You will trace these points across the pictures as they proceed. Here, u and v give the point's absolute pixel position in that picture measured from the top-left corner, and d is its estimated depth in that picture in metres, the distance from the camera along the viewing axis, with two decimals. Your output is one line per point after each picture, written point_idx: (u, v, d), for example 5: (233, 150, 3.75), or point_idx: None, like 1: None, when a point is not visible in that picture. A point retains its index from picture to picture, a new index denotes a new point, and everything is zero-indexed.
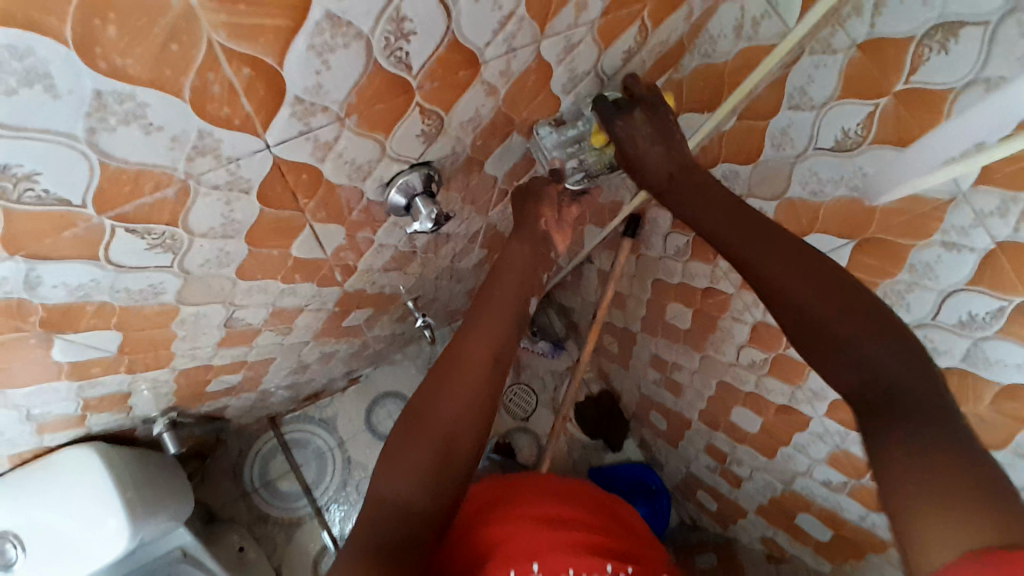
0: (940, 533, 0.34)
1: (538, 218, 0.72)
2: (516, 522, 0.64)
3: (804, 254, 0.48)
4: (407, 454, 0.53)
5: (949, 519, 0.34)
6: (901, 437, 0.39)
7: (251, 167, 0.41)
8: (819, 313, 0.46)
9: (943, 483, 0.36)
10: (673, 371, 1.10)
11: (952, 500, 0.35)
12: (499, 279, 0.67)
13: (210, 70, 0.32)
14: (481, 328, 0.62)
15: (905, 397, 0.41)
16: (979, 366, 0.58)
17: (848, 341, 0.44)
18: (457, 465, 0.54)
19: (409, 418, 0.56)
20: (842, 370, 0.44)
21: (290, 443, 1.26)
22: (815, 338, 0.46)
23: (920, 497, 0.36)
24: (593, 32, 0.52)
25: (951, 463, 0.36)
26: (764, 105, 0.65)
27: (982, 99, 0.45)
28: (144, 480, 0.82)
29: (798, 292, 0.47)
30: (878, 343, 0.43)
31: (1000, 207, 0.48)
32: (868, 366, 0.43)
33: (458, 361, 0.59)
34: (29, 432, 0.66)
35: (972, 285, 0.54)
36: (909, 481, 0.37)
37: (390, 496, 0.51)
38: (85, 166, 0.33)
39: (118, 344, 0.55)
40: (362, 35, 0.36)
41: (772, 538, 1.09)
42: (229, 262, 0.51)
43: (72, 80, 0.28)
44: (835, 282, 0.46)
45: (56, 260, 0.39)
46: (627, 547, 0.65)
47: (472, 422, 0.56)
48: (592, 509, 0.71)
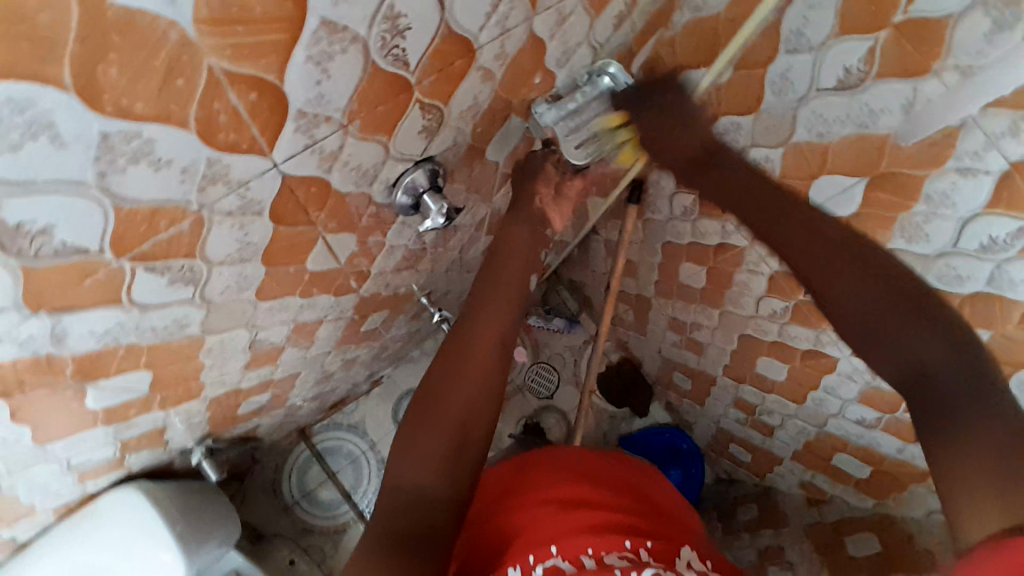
0: (980, 511, 0.37)
1: (533, 197, 0.70)
2: (538, 506, 0.64)
3: (829, 241, 0.51)
4: (420, 442, 0.55)
5: (982, 499, 0.38)
6: (961, 419, 0.42)
7: (261, 188, 0.40)
8: (848, 301, 0.49)
9: (981, 471, 0.39)
10: (693, 331, 1.10)
11: (988, 485, 0.38)
12: (500, 268, 0.68)
13: (215, 98, 0.31)
14: (485, 315, 0.64)
15: (941, 384, 0.44)
16: (1004, 289, 0.60)
17: (880, 329, 0.47)
18: (469, 454, 0.56)
19: (423, 403, 0.58)
20: (884, 356, 0.48)
21: (323, 452, 1.27)
22: (849, 323, 0.49)
23: (962, 472, 0.40)
24: (584, 2, 0.51)
25: (987, 442, 0.39)
26: (760, 53, 0.63)
27: (981, 23, 0.45)
28: (191, 509, 0.83)
29: (842, 286, 0.49)
30: (923, 330, 0.45)
31: (1010, 127, 0.49)
32: (903, 354, 0.46)
33: (466, 348, 0.62)
34: (74, 481, 0.66)
35: (989, 209, 0.55)
36: (949, 461, 0.41)
37: (404, 482, 0.53)
38: (100, 210, 0.32)
39: (149, 383, 0.55)
40: (359, 38, 0.34)
41: (811, 481, 1.09)
42: (249, 285, 0.51)
43: (77, 125, 0.27)
44: (858, 266, 0.49)
45: (81, 309, 0.39)
46: (653, 522, 0.63)
47: (482, 407, 0.59)
48: (620, 487, 0.69)
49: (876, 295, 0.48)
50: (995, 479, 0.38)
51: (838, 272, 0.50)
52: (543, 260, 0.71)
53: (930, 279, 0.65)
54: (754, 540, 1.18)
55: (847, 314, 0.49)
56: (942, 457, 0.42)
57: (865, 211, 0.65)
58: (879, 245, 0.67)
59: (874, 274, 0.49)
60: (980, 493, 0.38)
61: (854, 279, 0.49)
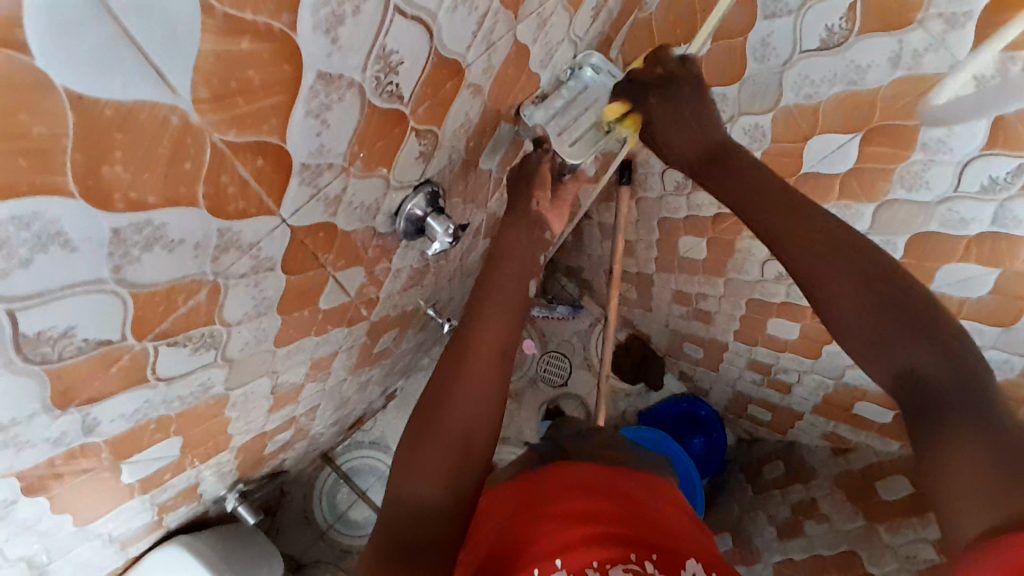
0: (971, 508, 0.36)
1: (529, 203, 0.70)
2: (542, 510, 0.60)
3: (835, 247, 0.47)
4: (420, 455, 0.55)
5: (968, 495, 0.37)
6: (958, 430, 0.40)
7: (272, 245, 0.39)
8: (851, 315, 0.46)
9: (979, 476, 0.37)
10: (699, 301, 1.11)
11: (978, 482, 0.37)
12: (495, 275, 0.66)
13: (221, 171, 0.30)
14: (483, 321, 0.63)
15: (933, 387, 0.42)
16: (1009, 226, 0.60)
17: (878, 336, 0.45)
18: (471, 463, 0.56)
19: (423, 414, 0.58)
20: (872, 361, 0.45)
21: (348, 473, 1.27)
22: (852, 336, 0.46)
23: (961, 483, 0.38)
24: (563, 1, 0.50)
25: (978, 446, 0.38)
26: (738, 19, 0.62)
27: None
28: (233, 555, 0.83)
29: (836, 294, 0.46)
30: (929, 345, 0.43)
31: (998, 69, 0.48)
32: (901, 362, 0.44)
33: (466, 354, 0.60)
34: (115, 551, 0.65)
35: (987, 150, 0.55)
36: (945, 464, 0.39)
37: (404, 495, 0.53)
38: (118, 301, 0.32)
39: (180, 447, 0.54)
40: (355, 83, 0.33)
41: (834, 431, 1.09)
42: (267, 336, 0.50)
43: (87, 227, 0.26)
44: (868, 277, 0.46)
45: (108, 396, 0.38)
46: (662, 525, 0.59)
47: (485, 414, 0.58)
48: (628, 484, 0.66)
49: (864, 299, 0.45)
50: (996, 480, 0.36)
51: (841, 278, 0.46)
52: (540, 267, 0.69)
53: (933, 225, 0.66)
54: (787, 497, 1.18)
55: (841, 313, 0.46)
56: (929, 467, 0.41)
57: (862, 164, 0.66)
58: (879, 198, 0.68)
59: (874, 275, 0.46)
60: (968, 489, 0.37)
61: (853, 279, 0.46)
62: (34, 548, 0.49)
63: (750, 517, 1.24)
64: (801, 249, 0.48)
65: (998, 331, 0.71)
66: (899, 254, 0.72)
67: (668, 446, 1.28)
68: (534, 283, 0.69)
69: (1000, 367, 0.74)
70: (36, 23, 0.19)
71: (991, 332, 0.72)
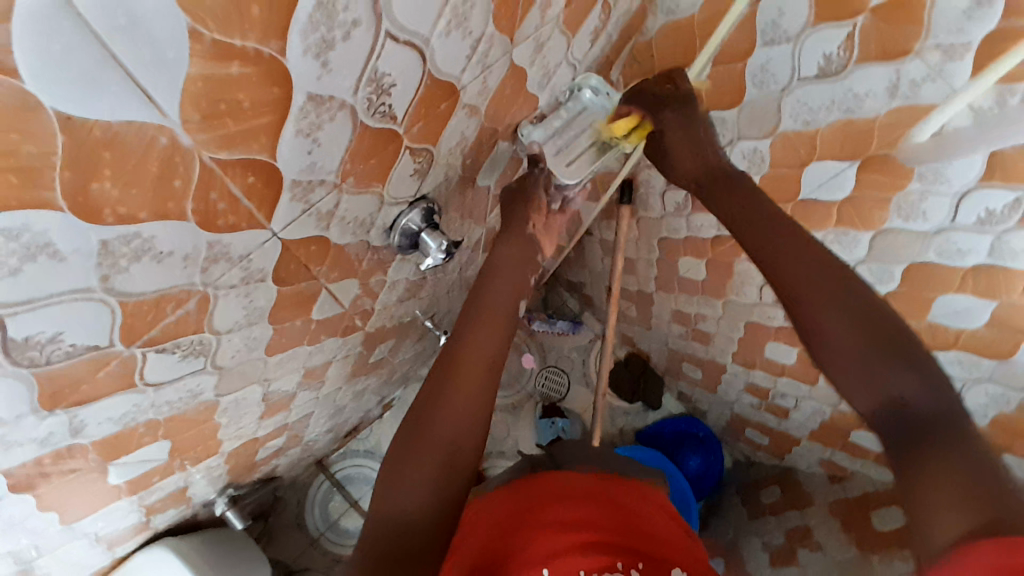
0: (941, 514, 0.38)
1: (527, 221, 0.71)
2: (532, 517, 0.61)
3: (814, 269, 0.50)
4: (406, 467, 0.54)
5: (942, 506, 0.38)
6: (934, 449, 0.41)
7: (262, 258, 0.40)
8: (835, 343, 0.48)
9: (947, 482, 0.39)
10: (698, 322, 1.11)
11: (948, 493, 0.38)
12: (485, 290, 0.67)
13: (211, 187, 0.31)
14: (472, 335, 0.63)
15: (922, 417, 0.43)
16: (1005, 259, 0.60)
17: (866, 364, 0.46)
18: (456, 480, 0.55)
19: (410, 431, 0.57)
20: (858, 390, 0.47)
21: (342, 481, 1.27)
22: (833, 360, 0.48)
23: (932, 494, 0.39)
24: (560, 26, 0.51)
25: (958, 465, 0.39)
26: (738, 43, 0.62)
27: (960, 1, 0.46)
28: (221, 560, 0.83)
29: (823, 320, 0.48)
30: (911, 372, 0.44)
31: (997, 100, 0.49)
32: (884, 387, 0.45)
33: (454, 369, 0.60)
34: (102, 551, 0.66)
35: (984, 183, 0.56)
36: (918, 480, 0.41)
37: (390, 508, 0.53)
38: (106, 309, 0.32)
39: (169, 450, 0.55)
40: (346, 104, 0.34)
41: (830, 458, 1.07)
42: (258, 345, 0.50)
43: (76, 238, 0.27)
44: (848, 301, 0.48)
45: (96, 400, 0.39)
46: (650, 535, 0.61)
47: (472, 430, 0.58)
48: (619, 493, 0.68)
49: (850, 322, 0.47)
50: (961, 495, 0.38)
51: (832, 308, 0.48)
52: (530, 283, 0.70)
53: (930, 255, 0.66)
54: (782, 522, 1.18)
55: (832, 342, 0.48)
56: (907, 475, 0.42)
57: (859, 192, 0.66)
58: (876, 226, 0.68)
59: (855, 305, 0.48)
60: (937, 495, 0.39)
61: (836, 309, 0.48)
62: (20, 545, 0.49)
63: (745, 542, 1.24)
64: (777, 268, 0.52)
65: (994, 364, 0.70)
66: (895, 283, 0.72)
67: (664, 464, 1.27)
68: (524, 301, 0.70)
69: (996, 401, 0.73)
70: (25, 49, 0.20)
71: (987, 365, 0.71)
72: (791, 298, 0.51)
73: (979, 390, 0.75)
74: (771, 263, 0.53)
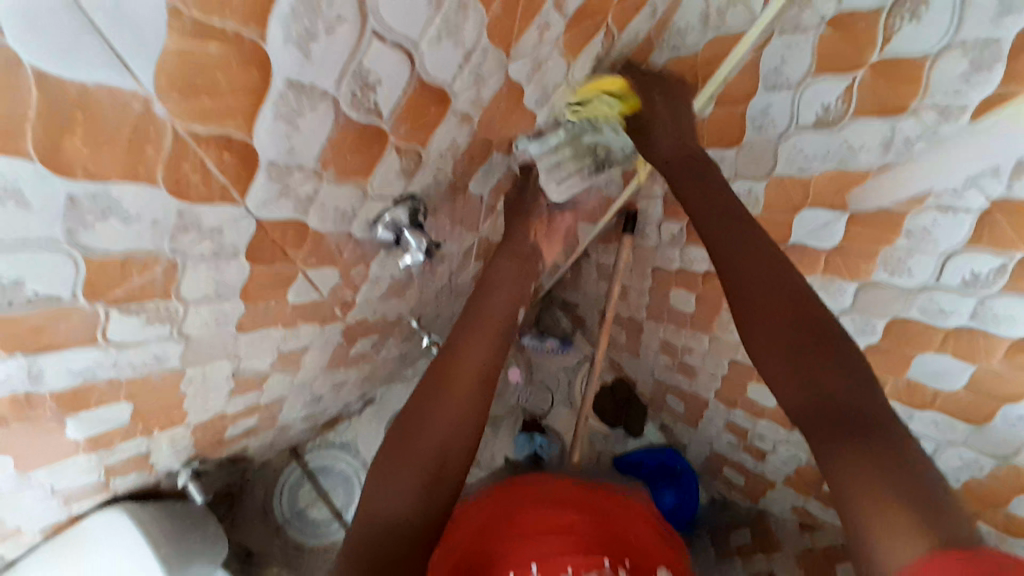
0: (891, 531, 0.40)
1: (527, 233, 0.72)
2: (516, 532, 0.61)
3: (765, 258, 0.55)
4: (394, 473, 0.55)
5: (893, 526, 0.40)
6: (866, 447, 0.44)
7: (235, 234, 0.41)
8: (774, 330, 0.52)
9: (879, 486, 0.41)
10: (684, 355, 1.10)
11: (890, 501, 0.41)
12: (482, 300, 0.67)
13: (183, 158, 0.32)
14: (468, 345, 0.64)
15: (845, 409, 0.46)
16: (988, 323, 0.59)
17: (801, 353, 0.50)
18: (445, 488, 0.56)
19: (400, 438, 0.58)
20: (785, 380, 0.50)
21: (314, 471, 1.27)
22: (770, 351, 0.52)
23: (874, 503, 0.41)
24: (561, 47, 0.52)
25: (901, 478, 0.41)
26: (740, 85, 0.64)
27: (958, 64, 0.46)
28: (177, 532, 0.83)
29: (765, 309, 0.53)
30: (834, 364, 0.49)
31: (990, 168, 0.49)
32: (812, 381, 0.49)
33: (447, 378, 0.61)
34: (57, 506, 0.66)
35: (971, 245, 0.55)
36: (843, 476, 0.44)
37: (378, 513, 0.53)
38: (70, 261, 0.34)
39: (131, 412, 0.56)
40: (327, 95, 0.35)
41: (803, 506, 1.07)
42: (228, 320, 0.51)
43: (44, 189, 0.28)
44: (788, 299, 0.53)
45: (57, 349, 0.40)
46: (632, 547, 0.62)
47: (464, 439, 0.58)
48: (601, 505, 0.68)
49: (782, 321, 0.52)
50: (910, 510, 0.40)
51: (766, 299, 0.53)
52: (528, 296, 0.71)
53: (912, 312, 0.65)
54: (751, 566, 1.21)
55: (762, 331, 0.53)
56: (836, 478, 0.44)
57: (847, 244, 0.66)
58: (861, 277, 0.67)
59: (791, 300, 0.53)
60: (885, 513, 0.40)
61: (779, 300, 0.53)
62: None
63: None
64: (731, 262, 0.56)
65: (970, 429, 0.68)
66: (877, 335, 0.70)
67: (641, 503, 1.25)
68: (520, 313, 0.70)
69: (969, 465, 0.71)
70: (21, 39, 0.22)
71: (962, 430, 0.69)
72: (743, 308, 0.55)
73: (956, 452, 0.71)
74: (724, 256, 0.57)
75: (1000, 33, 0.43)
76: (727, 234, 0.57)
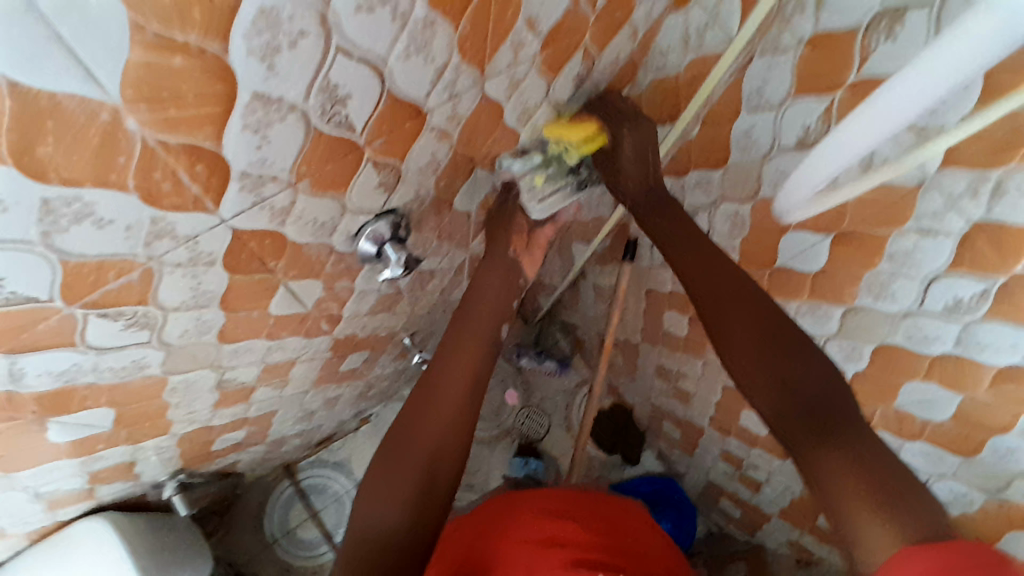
0: (873, 532, 0.41)
1: (506, 246, 0.72)
2: (510, 539, 0.62)
3: (729, 274, 0.57)
4: (391, 484, 0.55)
5: (873, 526, 0.41)
6: (833, 452, 0.45)
7: (210, 242, 0.43)
8: (744, 339, 0.53)
9: (857, 487, 0.43)
10: (679, 379, 1.09)
11: (864, 499, 0.42)
12: (472, 311, 0.68)
13: (154, 165, 0.34)
14: (457, 356, 0.65)
15: (817, 405, 0.48)
16: (972, 351, 0.55)
17: (768, 359, 0.52)
18: (438, 498, 0.55)
19: (392, 451, 0.58)
20: (761, 384, 0.51)
21: (307, 490, 1.27)
22: (741, 360, 0.53)
23: (853, 504, 0.42)
24: (537, 67, 0.53)
25: (872, 478, 0.43)
26: (725, 108, 0.64)
27: None
28: (160, 546, 0.83)
29: (733, 320, 0.55)
30: (801, 363, 0.51)
31: (969, 187, 0.46)
32: (785, 382, 0.50)
33: (435, 390, 0.62)
34: (41, 512, 0.67)
35: (953, 270, 0.52)
36: (825, 481, 0.45)
37: (375, 530, 0.52)
38: (45, 264, 0.35)
39: (113, 419, 0.57)
40: (296, 107, 0.37)
41: (799, 540, 1.05)
42: (208, 329, 0.53)
43: (18, 192, 0.30)
44: (751, 307, 0.55)
45: (34, 351, 0.41)
46: (627, 552, 0.62)
47: (454, 449, 0.59)
48: (596, 512, 0.69)
49: (751, 326, 0.54)
50: (887, 509, 0.41)
51: (734, 310, 0.55)
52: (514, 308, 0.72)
53: (898, 338, 0.61)
54: None
55: (731, 336, 0.54)
56: (815, 482, 0.45)
57: (831, 267, 0.63)
58: (847, 302, 0.64)
59: (759, 308, 0.54)
60: (864, 512, 0.42)
61: (744, 311, 0.55)
62: None
63: None
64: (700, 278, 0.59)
65: (958, 461, 0.64)
66: (866, 361, 0.66)
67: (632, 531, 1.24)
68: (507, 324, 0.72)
69: (959, 500, 0.67)
70: None
71: (952, 461, 0.65)
72: (714, 318, 0.56)
73: (948, 484, 0.67)
74: (698, 273, 0.59)
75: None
76: (705, 253, 0.60)
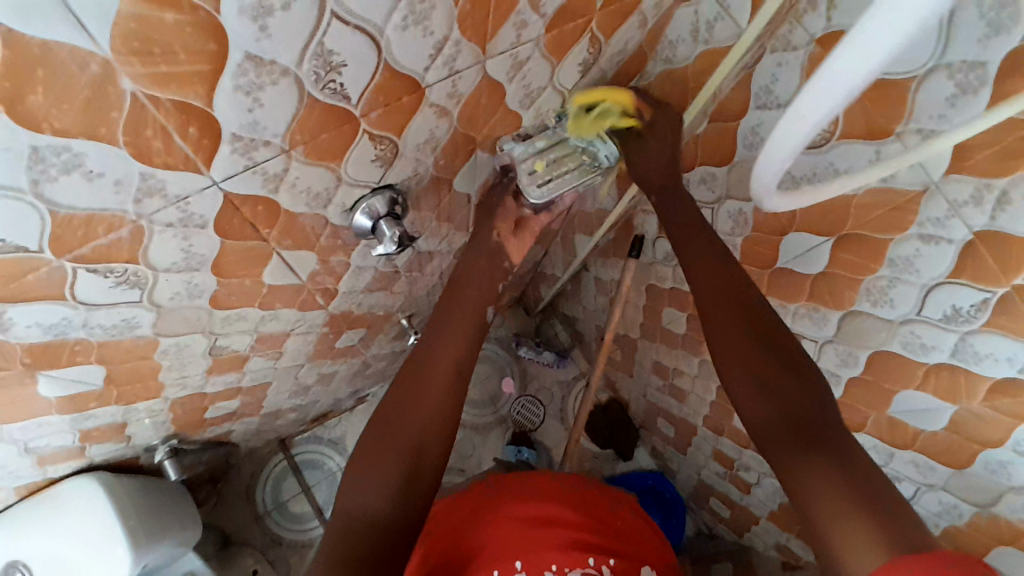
0: (856, 542, 0.39)
1: (491, 232, 0.72)
2: (496, 518, 0.62)
3: (723, 278, 0.56)
4: (371, 472, 0.54)
5: (855, 534, 0.40)
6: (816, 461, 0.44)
7: (202, 205, 0.43)
8: (735, 345, 0.53)
9: (840, 497, 0.41)
10: (675, 377, 1.09)
11: (847, 508, 0.41)
12: (462, 292, 0.68)
13: (144, 122, 0.34)
14: (444, 338, 0.64)
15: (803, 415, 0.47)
16: (969, 362, 0.53)
17: (757, 366, 0.51)
18: (423, 478, 0.55)
19: (377, 430, 0.57)
20: (749, 390, 0.51)
21: (300, 465, 1.29)
22: (731, 366, 0.52)
23: (836, 513, 0.41)
24: (541, 49, 0.53)
25: (857, 487, 0.42)
26: (733, 104, 0.63)
27: (945, 85, 0.43)
28: (148, 509, 0.84)
29: (723, 325, 0.54)
30: (788, 372, 0.50)
31: (974, 195, 0.45)
32: (771, 390, 0.49)
33: (422, 368, 0.62)
34: (32, 464, 0.68)
35: (953, 279, 0.50)
36: (809, 488, 0.43)
37: (357, 507, 0.52)
38: (35, 214, 0.35)
39: (104, 377, 0.57)
40: (289, 71, 0.37)
41: (786, 544, 1.04)
42: (200, 294, 0.53)
43: (6, 138, 0.30)
44: (744, 312, 0.54)
45: (23, 302, 0.42)
46: (612, 531, 0.63)
47: (439, 432, 0.58)
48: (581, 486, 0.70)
49: (743, 332, 0.53)
50: (869, 517, 0.40)
51: (726, 314, 0.54)
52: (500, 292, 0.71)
53: (895, 345, 0.59)
54: None
55: (722, 339, 0.54)
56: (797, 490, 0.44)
57: (834, 270, 0.61)
58: (846, 307, 0.62)
59: (753, 315, 0.54)
60: (846, 522, 0.40)
61: (736, 316, 0.54)
62: None
63: None
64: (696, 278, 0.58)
65: (950, 473, 0.63)
66: (860, 369, 0.65)
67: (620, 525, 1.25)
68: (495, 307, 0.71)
69: (948, 511, 0.66)
70: None
71: (942, 472, 0.63)
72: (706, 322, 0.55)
73: (934, 497, 0.66)
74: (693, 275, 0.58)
75: (987, 56, 0.40)
76: (700, 253, 0.59)
